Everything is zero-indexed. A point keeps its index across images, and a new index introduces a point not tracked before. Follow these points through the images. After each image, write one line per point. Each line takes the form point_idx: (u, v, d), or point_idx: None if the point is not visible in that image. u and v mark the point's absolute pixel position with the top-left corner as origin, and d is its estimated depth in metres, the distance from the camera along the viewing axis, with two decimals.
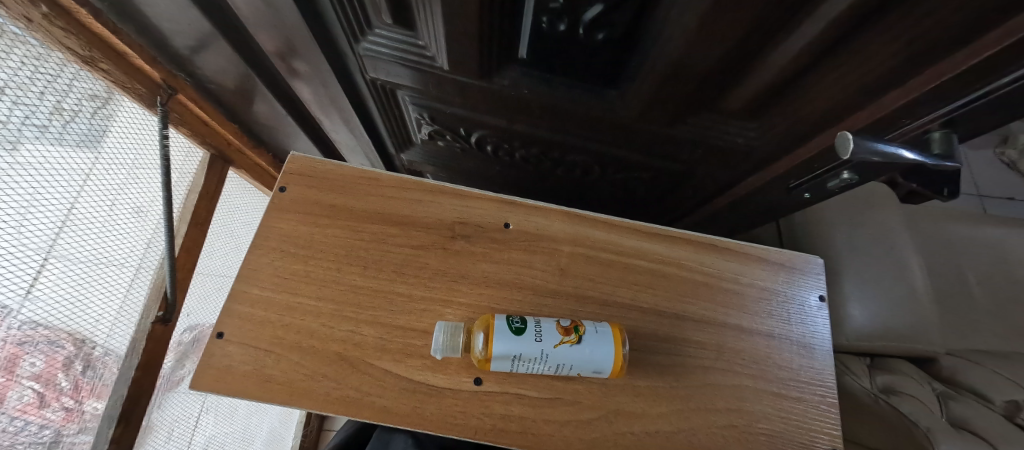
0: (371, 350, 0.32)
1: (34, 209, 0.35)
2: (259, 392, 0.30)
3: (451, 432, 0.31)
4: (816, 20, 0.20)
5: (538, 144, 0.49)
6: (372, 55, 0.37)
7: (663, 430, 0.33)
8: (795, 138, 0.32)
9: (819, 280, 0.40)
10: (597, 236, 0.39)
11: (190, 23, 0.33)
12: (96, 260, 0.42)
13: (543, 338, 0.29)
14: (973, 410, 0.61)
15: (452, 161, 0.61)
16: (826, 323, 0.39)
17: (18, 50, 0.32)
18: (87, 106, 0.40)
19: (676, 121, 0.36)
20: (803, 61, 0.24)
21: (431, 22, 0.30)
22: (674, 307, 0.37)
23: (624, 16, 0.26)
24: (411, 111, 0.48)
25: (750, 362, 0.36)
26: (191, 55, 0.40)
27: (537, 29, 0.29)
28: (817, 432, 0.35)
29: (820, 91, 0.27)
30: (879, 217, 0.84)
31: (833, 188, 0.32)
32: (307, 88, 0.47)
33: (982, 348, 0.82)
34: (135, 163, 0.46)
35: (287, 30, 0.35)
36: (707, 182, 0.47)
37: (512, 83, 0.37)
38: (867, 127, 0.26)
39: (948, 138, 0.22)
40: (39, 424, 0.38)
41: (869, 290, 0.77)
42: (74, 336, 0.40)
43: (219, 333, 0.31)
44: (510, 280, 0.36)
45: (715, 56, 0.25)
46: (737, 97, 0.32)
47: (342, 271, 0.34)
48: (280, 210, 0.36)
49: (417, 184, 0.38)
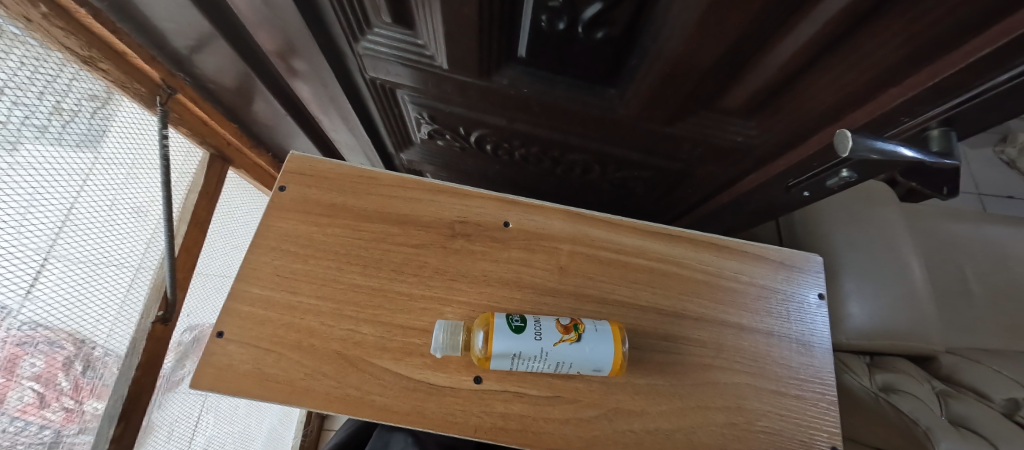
0: (371, 349, 0.32)
1: (34, 209, 0.35)
2: (259, 391, 0.30)
3: (451, 431, 0.31)
4: (814, 18, 0.20)
5: (538, 143, 0.49)
6: (371, 54, 0.37)
7: (663, 428, 0.33)
8: (794, 136, 0.32)
9: (818, 278, 0.40)
10: (597, 235, 0.39)
11: (189, 23, 0.33)
12: (96, 259, 0.42)
13: (543, 336, 0.29)
14: (973, 409, 0.62)
15: (452, 160, 0.61)
16: (826, 321, 0.39)
17: (18, 49, 0.32)
18: (87, 106, 0.40)
19: (676, 120, 0.36)
20: (801, 59, 0.24)
21: (430, 21, 0.30)
22: (674, 305, 0.37)
23: (623, 15, 0.26)
24: (410, 110, 0.48)
25: (750, 360, 0.36)
26: (190, 55, 0.40)
27: (536, 27, 0.29)
28: (817, 430, 0.35)
29: (820, 89, 0.27)
30: (879, 216, 0.84)
31: (832, 186, 0.32)
32: (306, 87, 0.47)
33: (982, 346, 0.82)
34: (135, 163, 0.46)
35: (286, 30, 0.35)
36: (707, 181, 0.47)
37: (511, 82, 0.37)
38: (867, 124, 0.25)
39: (948, 136, 0.22)
40: (39, 425, 0.38)
41: (869, 289, 0.77)
42: (74, 336, 0.40)
43: (219, 332, 0.31)
44: (510, 279, 0.36)
45: (715, 55, 0.25)
46: (737, 96, 0.32)
47: (342, 270, 0.34)
48: (280, 209, 0.36)
49: (417, 182, 0.38)
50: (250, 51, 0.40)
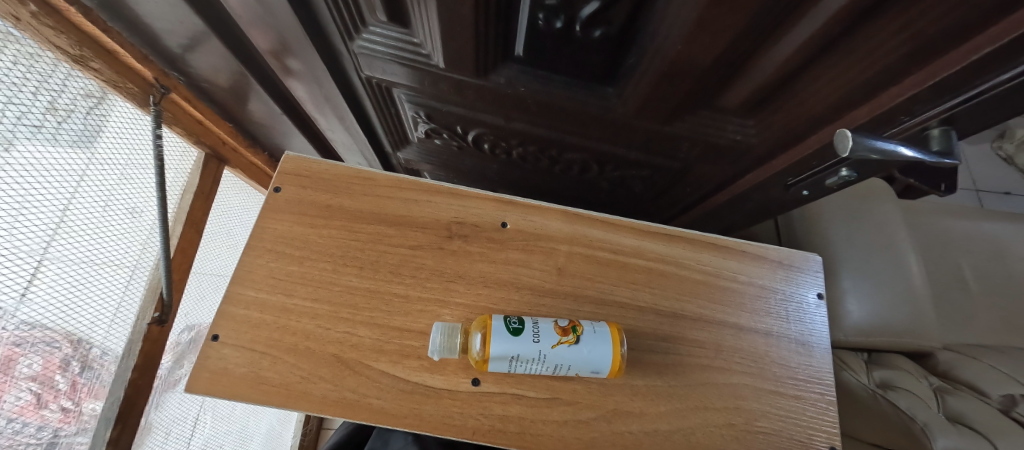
0: (368, 352, 0.32)
1: (29, 209, 0.34)
2: (256, 396, 0.30)
3: (449, 433, 0.31)
4: (816, 15, 0.19)
5: (536, 142, 0.48)
6: (367, 53, 0.36)
7: (662, 429, 0.33)
8: (792, 136, 0.32)
9: (817, 278, 0.40)
10: (595, 235, 0.39)
11: (181, 22, 0.33)
12: (91, 260, 0.41)
13: (541, 338, 0.29)
14: (969, 404, 0.62)
15: (450, 159, 0.61)
16: (825, 321, 0.39)
17: (10, 47, 0.31)
18: (81, 105, 0.39)
19: (674, 118, 0.36)
20: (802, 57, 0.24)
21: (426, 18, 0.29)
22: (672, 305, 0.37)
23: (621, 13, 0.25)
24: (407, 109, 0.47)
25: (748, 360, 0.36)
26: (183, 54, 0.40)
27: (533, 25, 0.29)
28: (815, 431, 0.35)
29: (820, 88, 0.26)
30: (877, 214, 0.84)
31: (832, 185, 0.32)
32: (302, 85, 0.47)
33: (978, 342, 0.82)
34: (129, 163, 0.46)
35: (280, 28, 0.34)
36: (705, 180, 0.47)
37: (508, 81, 0.37)
38: (867, 123, 0.25)
39: (947, 135, 0.22)
40: (38, 425, 0.37)
41: (867, 286, 0.77)
42: (70, 337, 0.40)
43: (214, 336, 0.31)
44: (508, 280, 0.36)
45: (713, 53, 0.25)
46: (735, 95, 0.31)
47: (338, 272, 0.34)
48: (275, 210, 0.36)
49: (413, 183, 0.38)
50: (245, 49, 0.40)
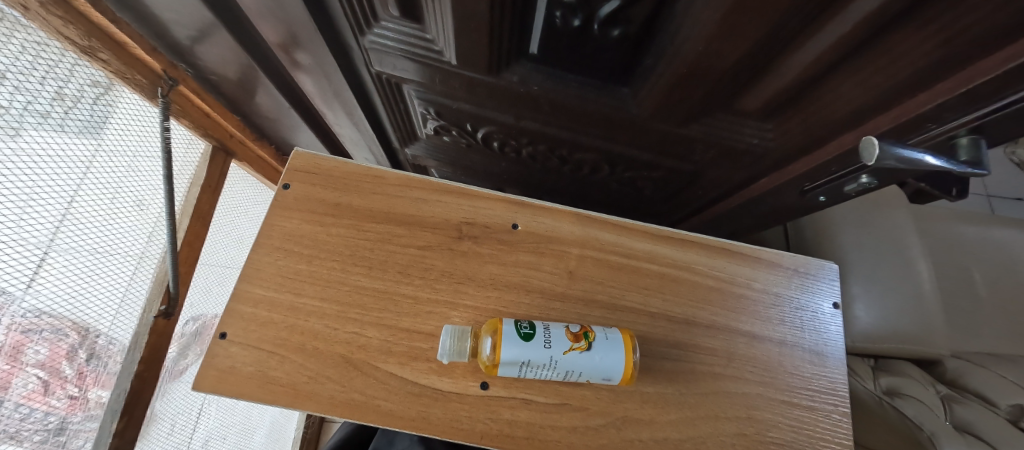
0: (375, 353, 0.32)
1: (35, 199, 0.34)
2: (263, 395, 0.30)
3: (455, 437, 0.30)
4: (843, 20, 0.19)
5: (547, 141, 0.48)
6: (378, 48, 0.36)
7: (672, 437, 0.33)
8: (811, 143, 0.31)
9: (832, 286, 0.39)
10: (607, 238, 0.38)
11: (191, 14, 0.32)
12: (97, 251, 0.41)
13: (553, 344, 0.29)
14: (976, 413, 0.62)
15: (458, 156, 0.60)
16: (839, 331, 0.38)
17: (17, 37, 0.30)
18: (89, 94, 0.39)
19: (689, 120, 0.35)
20: (826, 63, 0.23)
21: (439, 14, 0.29)
22: (684, 312, 0.36)
23: (641, 13, 0.25)
24: (416, 105, 0.47)
25: (760, 369, 0.36)
26: (192, 45, 0.39)
27: (549, 23, 0.28)
28: (828, 442, 0.34)
29: (843, 94, 0.25)
30: (888, 220, 0.83)
31: (850, 191, 0.31)
32: (310, 79, 0.46)
33: (988, 351, 0.81)
34: (135, 153, 0.45)
35: (290, 21, 0.34)
36: (717, 183, 0.46)
37: (520, 79, 0.36)
38: (892, 130, 0.24)
39: (975, 144, 0.21)
40: (44, 411, 0.38)
41: (875, 292, 0.76)
42: (78, 326, 0.40)
43: (222, 333, 0.31)
44: (518, 283, 0.36)
45: (734, 57, 0.24)
46: (753, 99, 0.31)
47: (347, 272, 0.34)
48: (283, 207, 0.35)
49: (423, 182, 0.37)
50: (253, 42, 0.39)
